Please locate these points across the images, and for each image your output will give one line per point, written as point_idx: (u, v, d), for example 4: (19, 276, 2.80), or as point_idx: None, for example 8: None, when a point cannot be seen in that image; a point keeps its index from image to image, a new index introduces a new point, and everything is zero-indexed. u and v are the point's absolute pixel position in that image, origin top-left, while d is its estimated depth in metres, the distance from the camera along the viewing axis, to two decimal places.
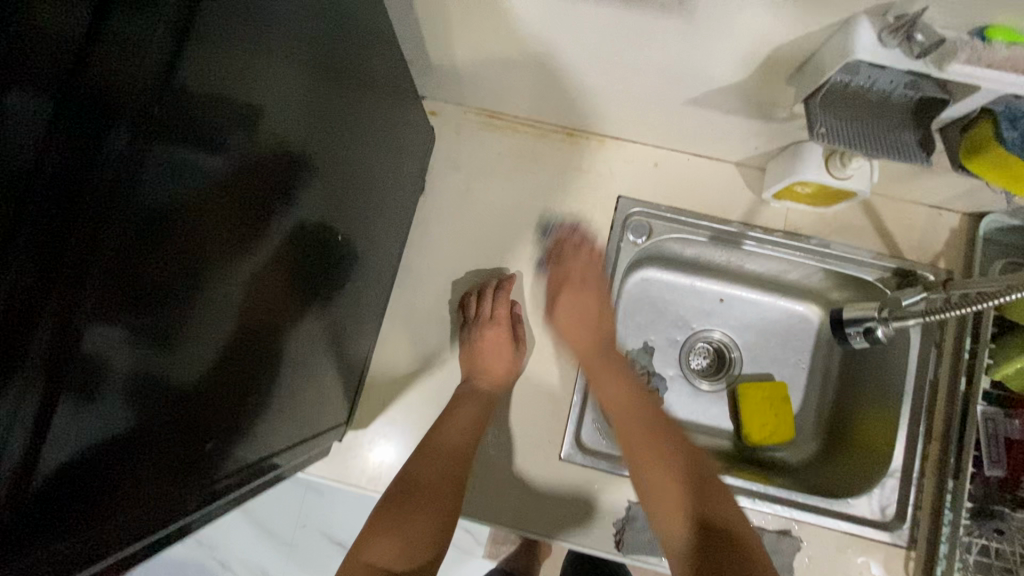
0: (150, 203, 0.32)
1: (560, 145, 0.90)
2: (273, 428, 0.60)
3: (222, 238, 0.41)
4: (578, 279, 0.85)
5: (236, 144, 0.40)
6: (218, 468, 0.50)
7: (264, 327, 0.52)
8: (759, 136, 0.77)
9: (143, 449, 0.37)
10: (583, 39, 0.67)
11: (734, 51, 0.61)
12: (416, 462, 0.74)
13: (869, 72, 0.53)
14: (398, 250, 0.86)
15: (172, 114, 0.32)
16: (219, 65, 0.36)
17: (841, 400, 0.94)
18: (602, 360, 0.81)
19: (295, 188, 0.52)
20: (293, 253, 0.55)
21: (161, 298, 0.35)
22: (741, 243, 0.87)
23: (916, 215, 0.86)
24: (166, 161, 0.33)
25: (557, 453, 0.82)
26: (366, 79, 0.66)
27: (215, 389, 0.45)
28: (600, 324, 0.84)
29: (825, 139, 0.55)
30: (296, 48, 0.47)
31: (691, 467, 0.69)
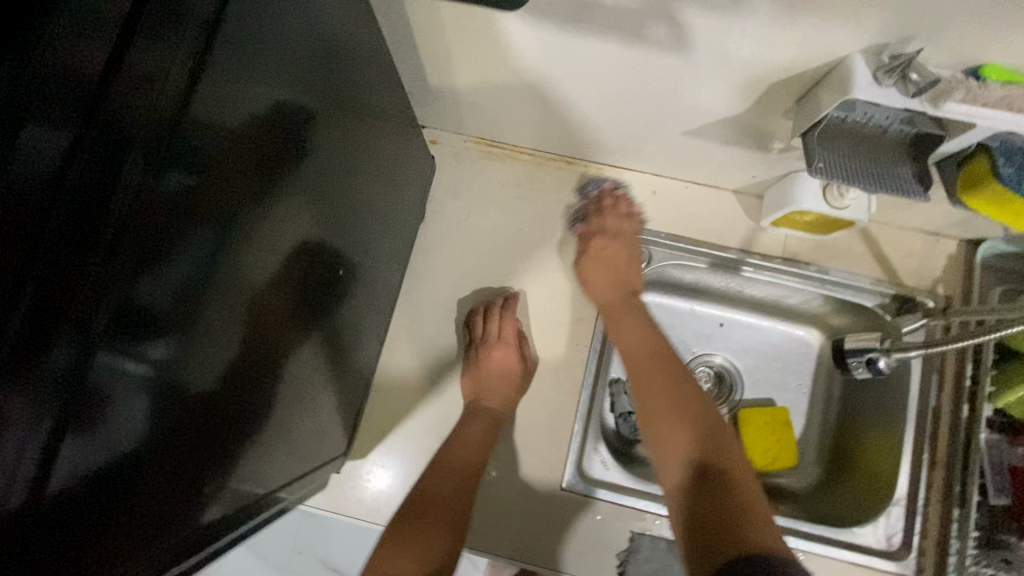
0: (155, 231, 0.33)
1: (559, 173, 0.91)
2: (274, 454, 0.60)
3: (231, 261, 0.41)
4: (614, 233, 0.85)
5: (243, 171, 0.40)
6: (219, 496, 0.49)
7: (267, 352, 0.52)
8: (757, 165, 0.78)
9: (147, 476, 0.37)
10: (581, 73, 0.68)
11: (732, 86, 0.61)
12: (427, 482, 0.74)
13: (865, 108, 0.54)
14: (398, 277, 0.86)
15: (180, 145, 0.33)
16: (229, 95, 0.37)
17: (843, 425, 0.93)
18: (621, 303, 0.80)
19: (300, 213, 0.52)
20: (297, 276, 0.56)
21: (166, 324, 0.36)
22: (740, 269, 0.87)
23: (914, 242, 0.86)
24: (173, 191, 0.33)
25: (559, 481, 0.81)
26: (368, 106, 0.67)
27: (218, 413, 0.45)
28: (628, 274, 0.83)
29: (824, 173, 0.55)
30: (302, 77, 0.48)
31: (696, 406, 0.66)
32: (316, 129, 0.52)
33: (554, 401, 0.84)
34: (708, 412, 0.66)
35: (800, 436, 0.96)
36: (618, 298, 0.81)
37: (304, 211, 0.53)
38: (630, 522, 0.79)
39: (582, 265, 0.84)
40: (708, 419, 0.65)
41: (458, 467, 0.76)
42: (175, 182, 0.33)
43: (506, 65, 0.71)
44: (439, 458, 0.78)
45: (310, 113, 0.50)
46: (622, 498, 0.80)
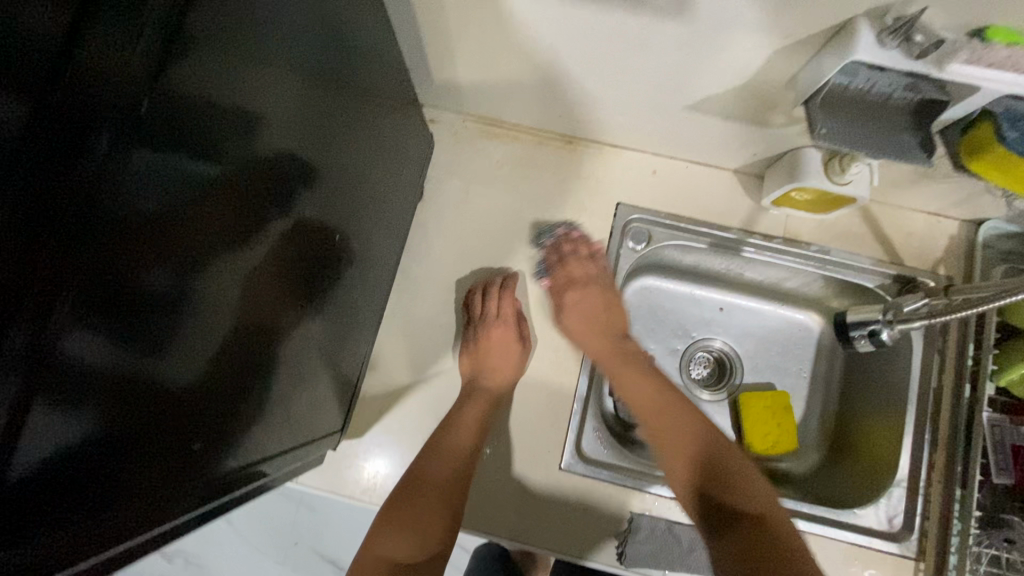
0: (130, 203, 0.32)
1: (558, 154, 0.90)
2: (267, 432, 0.59)
3: (215, 238, 0.41)
4: (582, 281, 0.84)
5: (225, 147, 0.40)
6: (209, 474, 0.49)
7: (258, 331, 0.52)
8: (758, 142, 0.77)
9: (129, 457, 0.37)
10: (582, 44, 0.67)
11: (734, 54, 0.61)
12: (424, 458, 0.75)
13: (868, 74, 0.53)
14: (396, 256, 0.85)
15: (153, 115, 0.32)
16: (206, 67, 0.36)
17: (844, 408, 0.93)
18: (614, 350, 0.80)
19: (291, 191, 0.52)
20: (289, 255, 0.55)
21: (145, 303, 0.35)
22: (741, 250, 0.87)
23: (915, 222, 0.86)
24: (150, 163, 0.33)
25: (557, 462, 0.80)
26: (362, 84, 0.65)
27: (203, 394, 0.45)
28: (609, 322, 0.83)
29: (828, 139, 0.55)
30: (291, 51, 0.46)
31: (714, 452, 0.68)
32: (307, 107, 0.51)
33: (552, 381, 0.83)
34: (729, 456, 0.68)
35: (801, 420, 0.95)
36: (608, 348, 0.80)
37: (295, 191, 0.52)
38: (629, 502, 0.78)
39: (566, 317, 0.83)
40: (727, 464, 0.67)
41: (457, 445, 0.75)
42: (151, 153, 0.33)
43: (506, 38, 0.70)
44: (438, 437, 0.76)
45: (300, 91, 0.49)
46: (621, 479, 0.79)
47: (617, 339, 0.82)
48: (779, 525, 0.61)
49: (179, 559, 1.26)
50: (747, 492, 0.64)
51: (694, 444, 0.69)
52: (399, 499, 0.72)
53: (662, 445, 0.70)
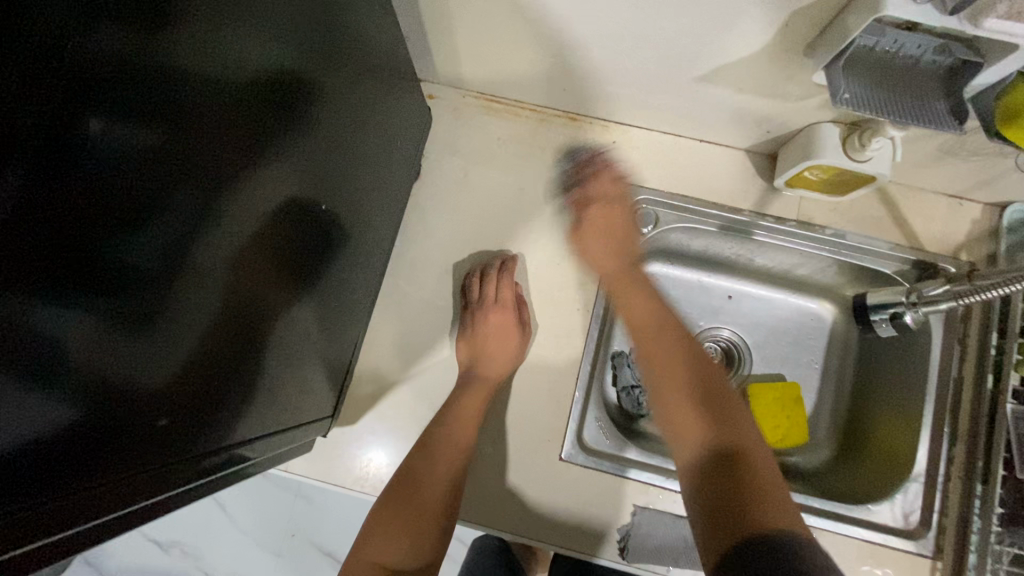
0: (93, 174, 0.30)
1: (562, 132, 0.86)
2: (257, 417, 0.57)
3: (192, 209, 0.38)
4: (604, 198, 0.79)
5: (204, 121, 0.37)
6: (195, 460, 0.48)
7: (247, 312, 0.49)
8: (773, 117, 0.73)
9: (97, 443, 0.35)
10: (587, 11, 0.64)
11: (750, 16, 0.57)
12: (413, 455, 0.72)
13: (895, 34, 0.50)
14: (391, 236, 0.82)
15: (111, 80, 0.30)
16: (175, 29, 0.33)
17: (858, 400, 0.89)
18: (628, 271, 0.74)
19: (280, 164, 0.49)
20: (280, 233, 0.52)
21: (112, 283, 0.33)
22: (752, 233, 0.83)
23: (936, 206, 0.82)
24: (115, 133, 0.31)
25: (558, 452, 0.76)
26: (358, 56, 0.62)
27: (188, 380, 0.43)
28: (627, 239, 0.77)
29: (850, 105, 0.52)
30: (275, 18, 0.44)
31: (724, 400, 0.60)
32: (297, 78, 0.49)
33: (553, 368, 0.80)
34: (734, 404, 0.60)
35: (812, 414, 0.91)
36: (616, 265, 0.75)
37: (286, 168, 0.50)
38: (632, 496, 0.75)
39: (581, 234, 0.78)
40: (731, 409, 0.59)
41: (453, 432, 0.72)
42: (114, 122, 0.31)
43: (507, 5, 0.67)
44: (431, 430, 0.73)
45: (288, 62, 0.47)
46: (624, 470, 0.75)
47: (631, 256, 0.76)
48: (767, 470, 0.54)
49: (172, 548, 1.24)
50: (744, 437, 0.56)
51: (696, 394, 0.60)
52: (392, 494, 0.70)
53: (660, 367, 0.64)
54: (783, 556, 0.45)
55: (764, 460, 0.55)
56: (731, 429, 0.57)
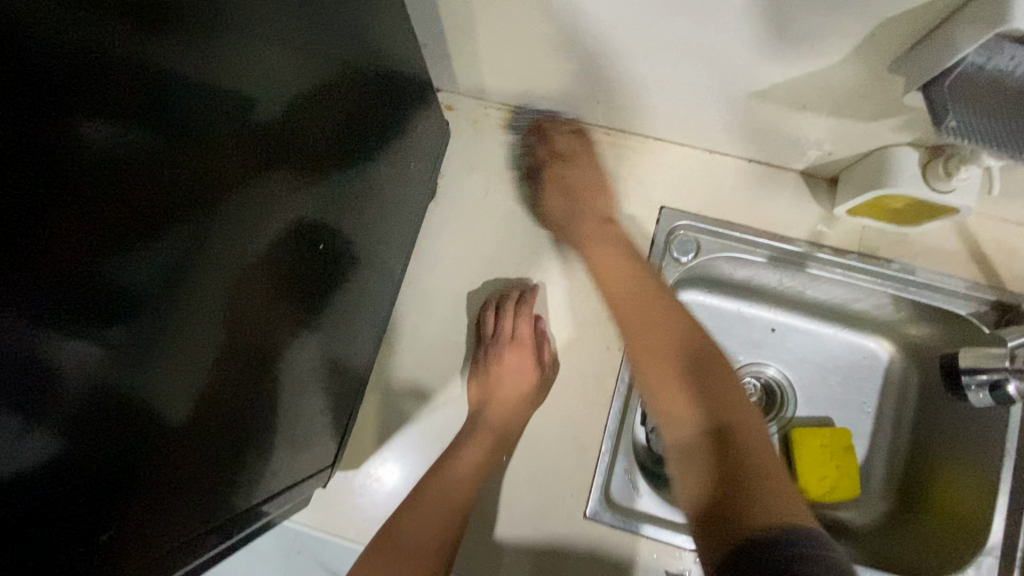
0: (84, 191, 0.27)
1: (570, 128, 0.77)
2: (265, 463, 0.53)
3: (199, 232, 0.36)
4: (569, 156, 0.76)
5: (212, 133, 0.35)
6: (200, 507, 0.44)
7: (255, 343, 0.46)
8: (837, 137, 0.64)
9: (92, 490, 0.32)
10: (633, 20, 0.56)
11: (828, 26, 0.48)
12: (413, 517, 0.63)
13: (1014, 50, 0.41)
14: (402, 261, 0.75)
15: (110, 83, 0.27)
16: (198, 45, 0.32)
17: (918, 453, 0.80)
18: (602, 233, 0.72)
19: (295, 190, 0.46)
20: (291, 262, 0.49)
21: (114, 311, 0.30)
22: (806, 266, 0.74)
23: (1019, 239, 0.72)
24: (112, 141, 0.28)
25: (581, 509, 0.68)
26: (385, 73, 0.59)
27: (194, 419, 0.40)
28: (600, 201, 0.75)
29: (957, 135, 0.43)
30: (296, 29, 0.41)
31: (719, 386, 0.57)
32: (315, 97, 0.46)
33: (578, 414, 0.71)
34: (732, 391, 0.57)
35: (863, 463, 0.82)
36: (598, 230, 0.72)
37: (300, 190, 0.47)
38: (664, 560, 0.66)
39: (555, 201, 0.76)
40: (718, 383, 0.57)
41: (460, 488, 0.65)
42: (111, 132, 0.28)
43: (538, 11, 0.59)
44: (426, 485, 0.66)
45: (308, 77, 0.44)
46: (656, 532, 0.67)
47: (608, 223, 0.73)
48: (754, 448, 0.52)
49: None
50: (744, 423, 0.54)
51: (688, 375, 0.58)
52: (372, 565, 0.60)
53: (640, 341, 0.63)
54: (784, 553, 0.43)
55: (757, 444, 0.53)
56: (727, 417, 0.54)
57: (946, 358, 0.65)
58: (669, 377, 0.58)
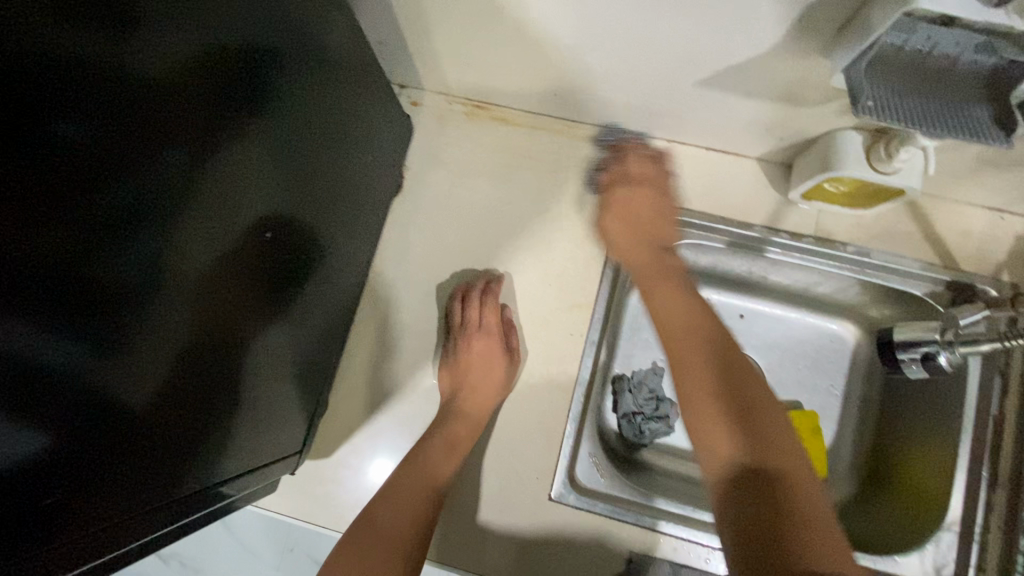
0: (58, 180, 0.31)
1: (645, 153, 0.74)
2: (235, 446, 0.56)
3: (166, 224, 0.39)
4: (638, 179, 0.71)
5: (178, 132, 0.39)
6: (169, 481, 0.47)
7: (226, 329, 0.50)
8: (787, 123, 0.66)
9: (62, 456, 0.35)
10: (577, 10, 0.57)
11: (757, 12, 0.50)
12: (379, 502, 0.65)
13: (928, 30, 0.42)
14: (367, 254, 0.76)
15: (82, 84, 0.31)
16: (165, 53, 0.36)
17: (883, 435, 0.81)
18: (656, 263, 0.65)
19: (261, 185, 0.50)
20: (260, 254, 0.53)
21: (90, 291, 0.34)
22: (764, 251, 0.75)
23: (973, 219, 0.73)
24: (84, 138, 0.32)
25: (547, 492, 0.70)
26: (351, 81, 0.63)
27: (161, 396, 0.43)
28: (660, 231, 0.68)
29: (873, 114, 0.45)
30: (263, 41, 0.45)
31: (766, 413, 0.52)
32: (280, 104, 0.50)
33: (543, 399, 0.73)
34: (789, 447, 0.51)
35: (831, 446, 0.83)
36: (641, 258, 0.66)
37: (267, 185, 0.51)
38: (626, 538, 0.68)
39: (609, 227, 0.70)
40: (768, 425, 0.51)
41: (427, 474, 0.66)
42: (85, 130, 0.32)
43: (490, 9, 0.60)
44: (399, 472, 0.67)
45: (273, 86, 0.48)
46: (620, 513, 0.68)
47: (655, 252, 0.66)
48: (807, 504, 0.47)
49: None
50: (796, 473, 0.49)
51: (746, 422, 0.51)
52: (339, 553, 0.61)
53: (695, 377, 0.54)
54: None
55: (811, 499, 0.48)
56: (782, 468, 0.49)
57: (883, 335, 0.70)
58: (712, 413, 0.52)
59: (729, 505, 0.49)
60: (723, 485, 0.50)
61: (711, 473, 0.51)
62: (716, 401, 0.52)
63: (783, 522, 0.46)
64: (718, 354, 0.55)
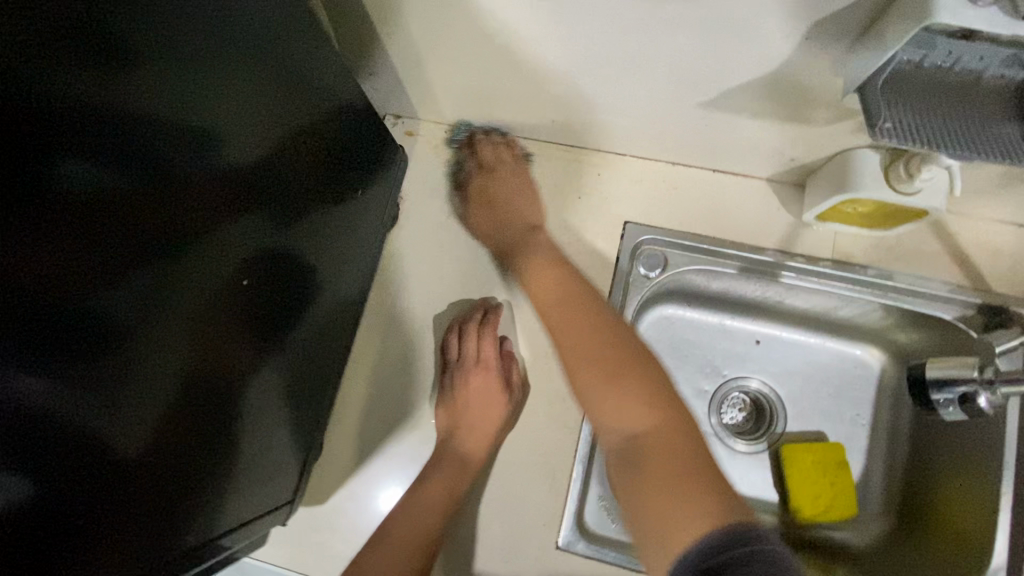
0: (47, 219, 0.30)
1: (498, 140, 0.78)
2: (235, 490, 0.53)
3: (161, 262, 0.38)
4: (493, 167, 0.77)
5: (174, 165, 0.38)
6: (169, 530, 0.45)
7: (226, 367, 0.49)
8: (797, 143, 0.62)
9: (58, 507, 0.33)
10: (569, 37, 0.55)
11: (759, 31, 0.47)
12: (375, 551, 0.61)
13: (949, 45, 0.39)
14: (362, 288, 0.74)
15: (77, 121, 0.30)
16: (168, 90, 0.36)
17: (916, 469, 0.76)
18: (524, 243, 0.72)
19: (260, 219, 0.49)
20: (258, 290, 0.52)
21: (87, 334, 0.33)
22: (779, 275, 0.71)
23: (1003, 239, 0.68)
24: (82, 175, 0.31)
25: (553, 540, 0.65)
26: (354, 114, 0.62)
27: (160, 440, 0.42)
28: (530, 212, 0.75)
29: (893, 136, 0.41)
30: (268, 78, 0.45)
31: (652, 384, 0.56)
32: (280, 138, 0.50)
33: (548, 438, 0.69)
34: (656, 385, 0.55)
35: (860, 480, 0.78)
36: (523, 245, 0.72)
37: (266, 220, 0.50)
38: None
39: (482, 214, 0.76)
40: (632, 377, 0.56)
41: (426, 521, 0.63)
42: (85, 171, 0.31)
43: (480, 36, 0.58)
44: (395, 518, 0.63)
45: (275, 122, 0.48)
46: (633, 563, 0.64)
47: (531, 231, 0.73)
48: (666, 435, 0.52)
49: None
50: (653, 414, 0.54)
51: (617, 380, 0.57)
52: None
53: (573, 353, 0.62)
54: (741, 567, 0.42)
55: (670, 431, 0.52)
56: (652, 418, 0.53)
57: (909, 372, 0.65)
58: (591, 382, 0.58)
59: (617, 472, 0.53)
60: (615, 456, 0.54)
61: (606, 445, 0.56)
62: (589, 368, 0.59)
63: (651, 462, 0.50)
64: (592, 331, 0.62)
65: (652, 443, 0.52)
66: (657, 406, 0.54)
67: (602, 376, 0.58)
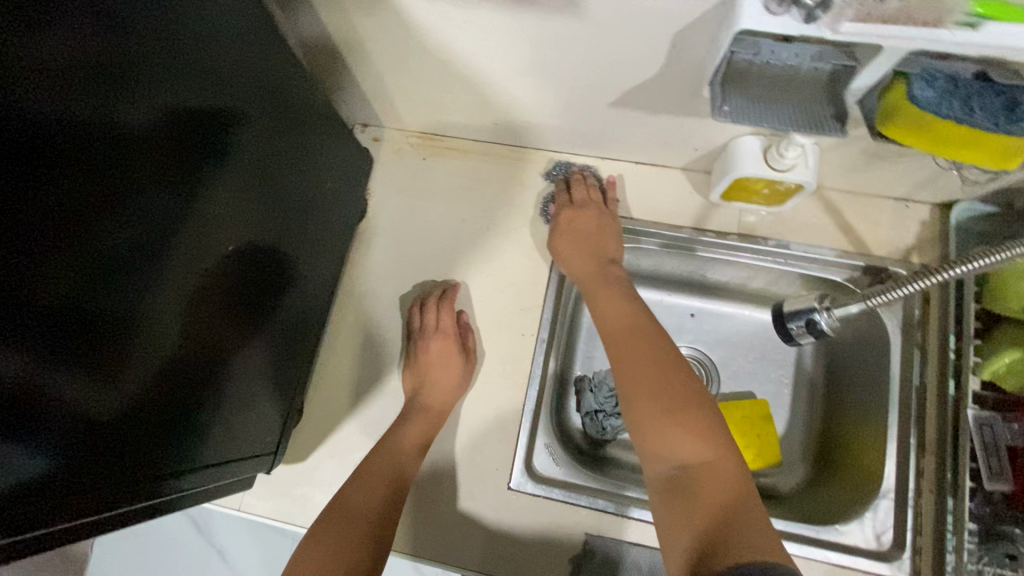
0: (69, 206, 0.38)
1: (593, 183, 0.85)
2: (215, 440, 0.62)
3: (156, 244, 0.47)
4: (580, 204, 0.82)
5: (159, 172, 0.45)
6: (159, 467, 0.54)
7: (206, 335, 0.57)
8: (695, 133, 0.74)
9: (70, 432, 0.42)
10: (494, 54, 0.67)
11: (637, 43, 0.59)
12: (353, 484, 0.71)
13: (770, 46, 0.50)
14: (335, 272, 0.84)
15: (82, 137, 0.38)
16: (165, 107, 0.44)
17: (829, 418, 0.86)
18: (598, 273, 0.77)
19: (236, 210, 0.58)
20: (235, 271, 0.60)
21: (95, 297, 0.42)
22: (695, 250, 0.83)
23: (881, 210, 0.80)
24: (95, 171, 0.39)
25: (505, 482, 0.75)
26: (319, 115, 0.71)
27: (151, 393, 0.50)
28: (606, 244, 0.80)
29: (729, 117, 0.53)
30: (245, 93, 0.54)
31: (707, 424, 0.60)
32: (256, 141, 0.58)
33: (500, 396, 0.79)
34: (716, 429, 0.60)
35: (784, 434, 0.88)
36: (596, 276, 0.76)
37: (242, 210, 0.59)
38: (581, 520, 0.74)
39: (558, 241, 0.81)
40: (698, 420, 0.60)
41: (393, 466, 0.72)
42: (97, 167, 0.39)
43: (424, 55, 0.70)
44: (368, 462, 0.73)
45: (250, 127, 0.56)
46: (574, 497, 0.73)
47: (607, 264, 0.78)
48: (722, 480, 0.56)
49: None
50: (713, 458, 0.57)
51: (681, 418, 0.60)
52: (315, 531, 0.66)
53: (632, 386, 0.64)
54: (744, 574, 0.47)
55: (725, 475, 0.56)
56: (709, 461, 0.57)
57: (776, 308, 0.79)
58: (655, 415, 0.61)
59: (665, 499, 0.57)
60: (663, 482, 0.58)
61: (654, 472, 0.60)
62: (659, 403, 0.62)
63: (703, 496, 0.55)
64: (658, 370, 0.64)
65: (706, 482, 0.56)
66: (713, 444, 0.58)
67: (670, 415, 0.60)
